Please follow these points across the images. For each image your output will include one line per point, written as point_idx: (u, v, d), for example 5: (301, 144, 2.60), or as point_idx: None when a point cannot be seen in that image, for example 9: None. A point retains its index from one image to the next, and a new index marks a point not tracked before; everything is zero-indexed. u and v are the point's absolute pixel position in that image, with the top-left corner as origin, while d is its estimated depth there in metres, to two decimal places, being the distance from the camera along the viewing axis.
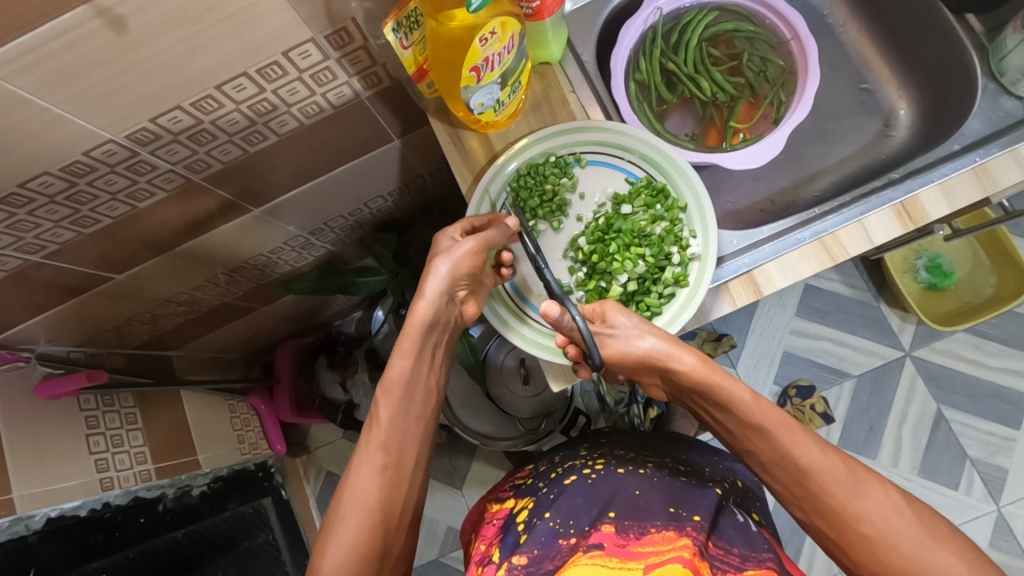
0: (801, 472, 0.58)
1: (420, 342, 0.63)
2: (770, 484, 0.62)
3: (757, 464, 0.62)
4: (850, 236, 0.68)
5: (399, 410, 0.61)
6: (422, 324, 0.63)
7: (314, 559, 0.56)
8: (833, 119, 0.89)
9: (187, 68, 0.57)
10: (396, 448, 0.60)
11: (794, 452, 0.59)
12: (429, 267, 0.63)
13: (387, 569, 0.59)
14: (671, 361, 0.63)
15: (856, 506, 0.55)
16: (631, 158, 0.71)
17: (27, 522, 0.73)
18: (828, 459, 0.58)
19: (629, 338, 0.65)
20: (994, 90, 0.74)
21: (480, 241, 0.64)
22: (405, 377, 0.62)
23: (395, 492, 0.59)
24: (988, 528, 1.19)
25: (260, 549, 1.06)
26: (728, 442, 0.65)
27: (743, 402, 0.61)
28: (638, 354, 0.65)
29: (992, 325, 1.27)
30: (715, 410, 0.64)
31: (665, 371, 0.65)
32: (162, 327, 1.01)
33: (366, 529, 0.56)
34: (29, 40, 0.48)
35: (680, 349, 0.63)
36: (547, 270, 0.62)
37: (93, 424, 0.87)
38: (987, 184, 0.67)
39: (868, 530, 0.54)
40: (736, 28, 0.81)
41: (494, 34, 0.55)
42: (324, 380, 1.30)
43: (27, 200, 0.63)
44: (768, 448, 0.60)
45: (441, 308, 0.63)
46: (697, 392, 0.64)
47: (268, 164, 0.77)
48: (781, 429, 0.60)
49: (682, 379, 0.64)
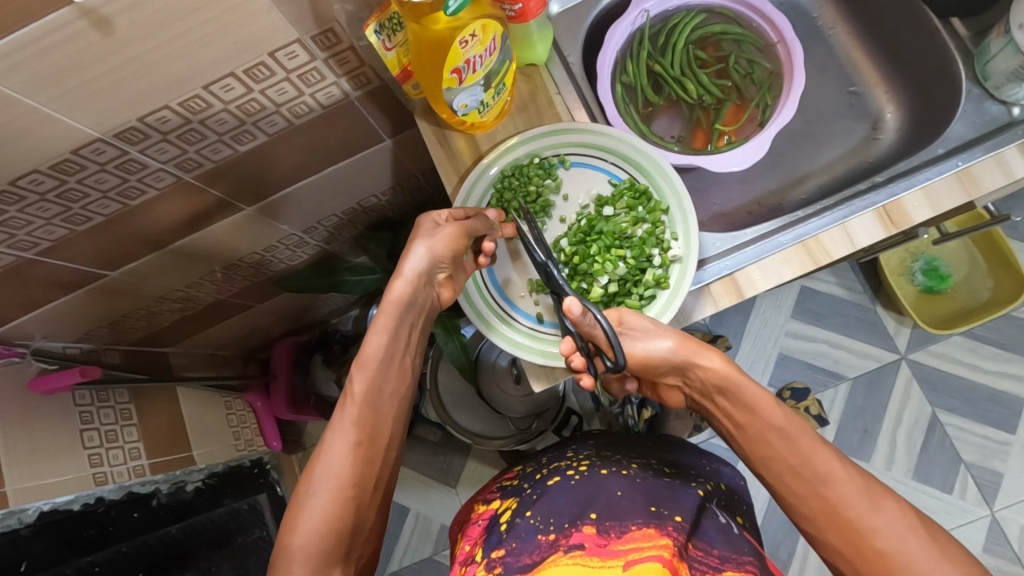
0: (820, 480, 0.59)
1: (396, 322, 0.65)
2: (779, 493, 0.62)
3: (773, 472, 0.62)
4: (833, 240, 0.68)
5: (373, 388, 0.63)
6: (397, 303, 0.65)
7: (285, 531, 0.57)
8: (821, 121, 0.90)
9: (174, 69, 0.58)
10: (371, 426, 0.62)
11: (813, 460, 0.59)
12: (410, 248, 0.65)
13: (360, 544, 0.61)
14: (698, 359, 0.65)
15: (872, 520, 0.55)
16: (613, 160, 0.71)
17: (20, 516, 0.74)
18: (849, 473, 0.58)
19: (648, 337, 0.65)
20: (979, 94, 0.74)
21: (461, 228, 0.65)
22: (380, 355, 0.64)
23: (368, 468, 0.61)
24: (983, 532, 1.19)
25: (254, 546, 1.05)
26: (741, 450, 0.66)
27: (766, 405, 0.63)
28: (663, 354, 0.65)
29: (987, 328, 1.26)
30: (737, 413, 0.65)
31: (688, 371, 0.66)
32: (158, 324, 1.02)
33: (336, 506, 0.58)
34: (15, 41, 0.48)
35: (709, 349, 0.65)
36: (559, 274, 0.62)
37: (88, 420, 0.88)
38: (972, 189, 0.67)
39: (883, 544, 0.55)
40: (724, 30, 0.81)
41: (474, 37, 0.56)
42: (319, 377, 1.32)
43: (18, 198, 0.64)
44: (788, 453, 0.61)
45: (417, 289, 0.66)
46: (721, 393, 0.66)
47: (259, 163, 0.78)
48: (802, 435, 0.61)
49: (706, 378, 0.66)
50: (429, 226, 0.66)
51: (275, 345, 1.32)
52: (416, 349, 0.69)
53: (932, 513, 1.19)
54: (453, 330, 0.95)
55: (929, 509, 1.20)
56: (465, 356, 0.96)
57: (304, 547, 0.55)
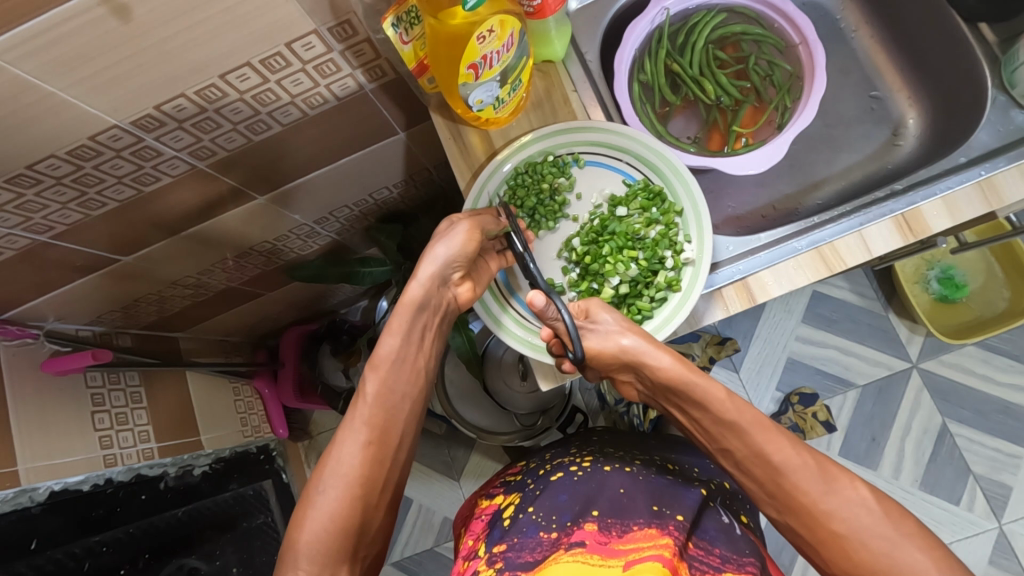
0: (774, 470, 0.59)
1: (411, 323, 0.65)
2: (743, 481, 0.62)
3: (731, 462, 0.62)
4: (849, 247, 0.67)
5: (386, 388, 0.64)
6: (412, 305, 0.64)
7: (293, 526, 0.58)
8: (841, 125, 0.89)
9: (192, 57, 0.58)
10: (382, 426, 0.62)
11: (766, 449, 0.59)
12: (427, 250, 0.65)
13: (367, 544, 0.61)
14: (647, 358, 0.62)
15: (827, 503, 0.56)
16: (628, 160, 0.71)
17: (32, 494, 0.75)
18: (800, 456, 0.58)
19: (608, 334, 0.63)
20: (1005, 102, 0.73)
21: (473, 225, 0.64)
22: (394, 356, 0.64)
23: (378, 467, 0.61)
24: (989, 545, 1.18)
25: (259, 530, 1.07)
26: (701, 441, 0.65)
27: (716, 398, 0.61)
28: (614, 350, 0.63)
29: (1002, 338, 1.25)
30: (692, 410, 0.63)
31: (638, 369, 0.64)
32: (170, 309, 1.02)
33: (344, 506, 0.58)
34: (33, 28, 0.49)
35: (659, 348, 0.62)
36: (533, 265, 0.63)
37: (99, 402, 0.89)
38: (993, 200, 0.66)
39: (839, 527, 0.55)
40: (744, 31, 0.80)
41: (492, 33, 0.55)
42: (326, 367, 1.31)
43: (35, 181, 0.64)
44: (741, 445, 0.60)
45: (433, 292, 0.65)
46: (673, 391, 0.63)
47: (276, 152, 0.78)
48: (753, 426, 0.60)
49: (656, 377, 0.63)
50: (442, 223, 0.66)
51: (283, 334, 1.32)
52: (432, 352, 0.69)
53: (938, 524, 1.19)
54: (462, 325, 0.94)
55: (936, 519, 1.19)
56: (472, 350, 0.95)
57: (310, 544, 0.56)
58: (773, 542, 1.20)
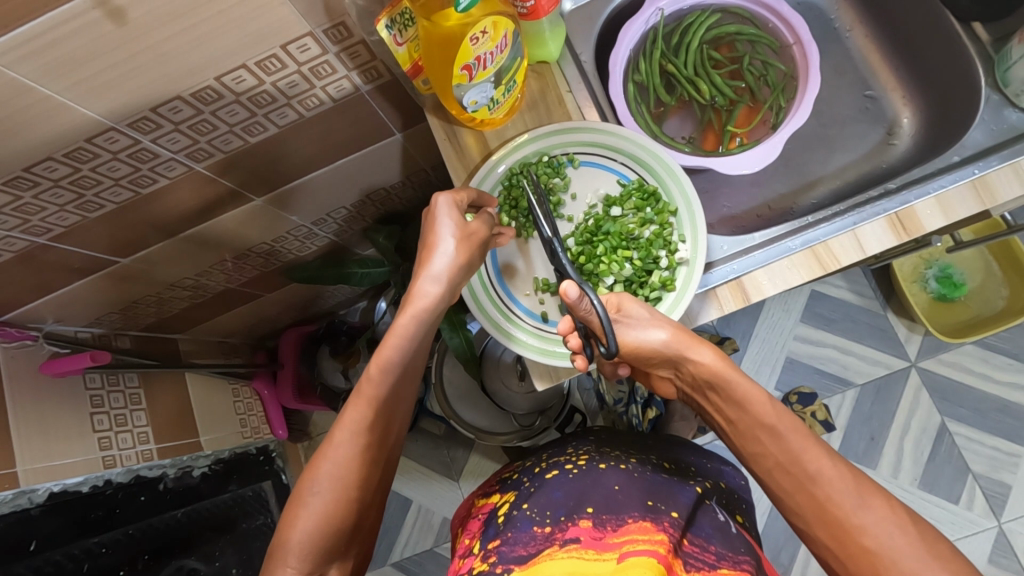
0: (809, 478, 0.58)
1: (419, 326, 0.62)
2: (769, 488, 0.62)
3: (763, 470, 0.62)
4: (843, 246, 0.67)
5: (387, 392, 0.61)
6: (425, 310, 0.61)
7: (285, 524, 0.58)
8: (836, 125, 0.89)
9: (187, 60, 0.58)
10: (378, 429, 0.62)
11: (803, 458, 0.59)
12: (438, 245, 0.61)
13: (358, 538, 0.62)
14: (690, 353, 0.64)
15: (860, 517, 0.55)
16: (623, 159, 0.71)
17: (30, 496, 0.75)
18: (837, 469, 0.58)
19: (645, 329, 0.64)
20: (998, 101, 0.73)
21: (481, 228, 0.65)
22: (401, 362, 0.61)
23: (372, 469, 0.61)
24: (988, 544, 1.18)
25: (258, 531, 1.06)
26: (731, 442, 0.66)
27: (753, 396, 0.62)
28: (655, 345, 0.64)
29: (1000, 337, 1.25)
30: (728, 408, 0.64)
31: (679, 364, 0.65)
32: (169, 311, 1.03)
33: (336, 509, 0.58)
34: (30, 31, 0.49)
35: (700, 344, 0.63)
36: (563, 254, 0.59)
37: (98, 403, 0.89)
38: (987, 198, 0.66)
39: (871, 543, 0.54)
40: (738, 31, 0.81)
41: (485, 33, 0.56)
42: (325, 368, 1.30)
43: (32, 184, 0.64)
44: (777, 449, 0.61)
45: (446, 296, 0.62)
46: (713, 387, 0.65)
47: (272, 154, 0.78)
48: (792, 433, 0.60)
49: (697, 372, 0.65)
50: (450, 214, 0.62)
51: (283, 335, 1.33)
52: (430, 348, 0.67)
53: (937, 522, 1.19)
54: (458, 325, 0.94)
55: (935, 518, 1.19)
56: (470, 351, 0.95)
57: (301, 545, 0.57)
58: (772, 541, 1.20)
